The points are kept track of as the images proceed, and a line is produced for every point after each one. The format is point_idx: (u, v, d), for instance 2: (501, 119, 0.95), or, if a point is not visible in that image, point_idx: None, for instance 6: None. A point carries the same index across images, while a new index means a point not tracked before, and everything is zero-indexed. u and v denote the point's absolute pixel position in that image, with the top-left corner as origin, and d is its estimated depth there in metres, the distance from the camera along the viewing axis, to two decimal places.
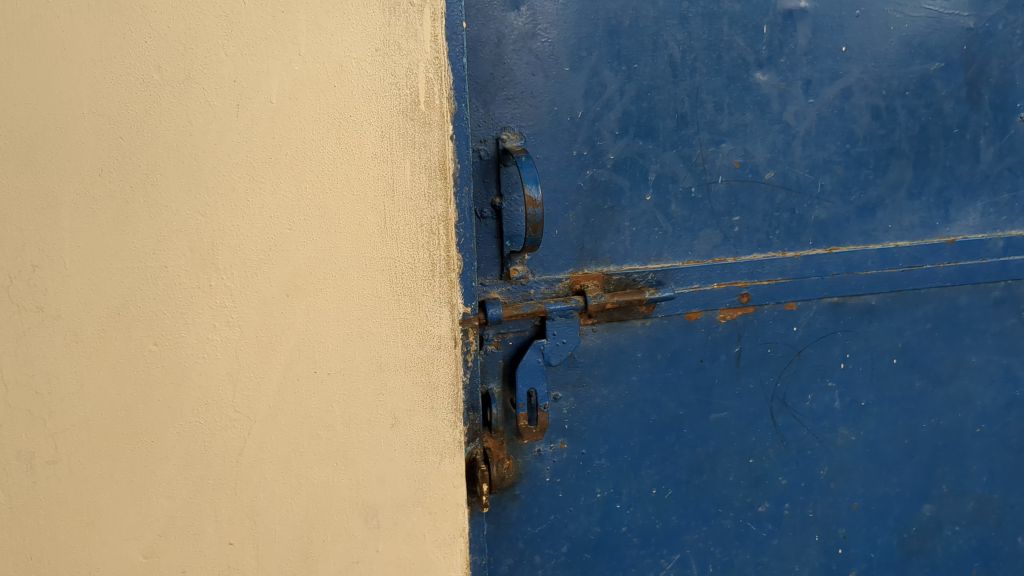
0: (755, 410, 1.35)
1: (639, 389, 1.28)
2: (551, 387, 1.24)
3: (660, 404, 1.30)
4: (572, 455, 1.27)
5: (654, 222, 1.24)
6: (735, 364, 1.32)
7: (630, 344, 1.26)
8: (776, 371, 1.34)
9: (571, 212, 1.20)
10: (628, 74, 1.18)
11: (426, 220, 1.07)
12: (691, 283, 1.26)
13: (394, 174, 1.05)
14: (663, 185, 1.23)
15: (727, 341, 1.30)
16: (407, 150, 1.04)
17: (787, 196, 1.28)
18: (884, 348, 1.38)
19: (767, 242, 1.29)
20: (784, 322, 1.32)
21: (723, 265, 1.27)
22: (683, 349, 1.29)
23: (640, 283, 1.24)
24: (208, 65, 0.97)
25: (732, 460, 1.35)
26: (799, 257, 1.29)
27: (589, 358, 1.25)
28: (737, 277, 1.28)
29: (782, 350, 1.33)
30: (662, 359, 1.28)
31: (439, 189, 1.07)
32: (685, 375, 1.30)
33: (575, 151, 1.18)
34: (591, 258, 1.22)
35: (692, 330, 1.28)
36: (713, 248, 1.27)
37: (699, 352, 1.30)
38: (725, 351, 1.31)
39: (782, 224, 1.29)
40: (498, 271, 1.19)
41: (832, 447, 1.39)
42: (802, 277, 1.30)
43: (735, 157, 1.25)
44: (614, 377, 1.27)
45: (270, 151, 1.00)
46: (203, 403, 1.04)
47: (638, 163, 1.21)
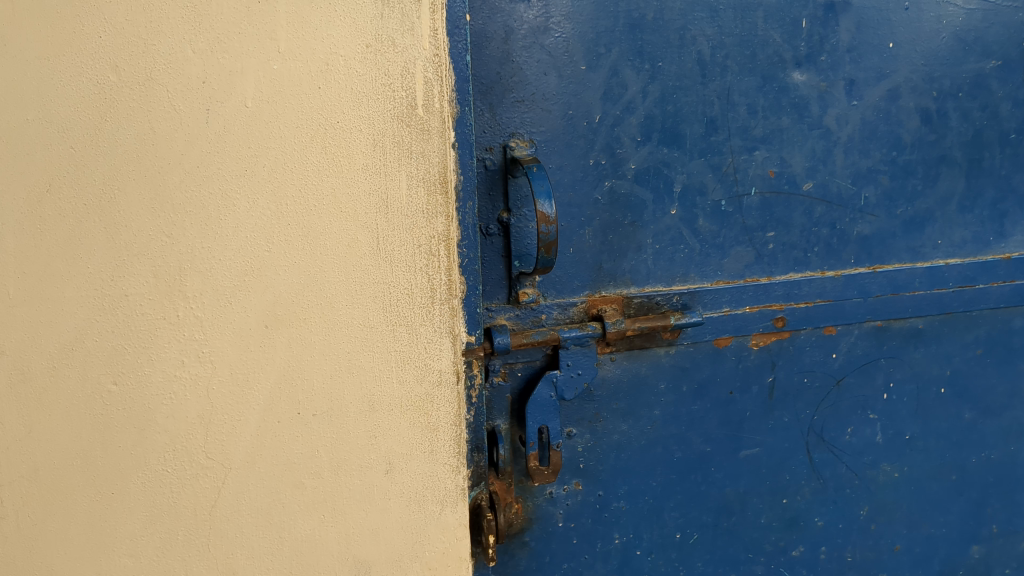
0: (788, 445, 1.22)
1: (661, 424, 1.16)
2: (565, 422, 1.11)
3: (685, 440, 1.17)
4: (588, 497, 1.15)
5: (679, 238, 1.11)
6: (768, 396, 1.19)
7: (652, 374, 1.13)
8: (813, 403, 1.21)
9: (587, 227, 1.07)
10: (652, 73, 1.05)
11: (424, 241, 0.94)
12: (721, 307, 1.13)
13: (388, 188, 0.91)
14: (690, 198, 1.10)
15: (759, 370, 1.18)
16: (402, 161, 0.91)
17: (827, 210, 1.15)
18: (931, 376, 1.25)
19: (804, 260, 1.16)
20: (823, 349, 1.19)
21: (757, 286, 1.14)
22: (710, 380, 1.16)
23: (664, 306, 1.11)
24: (172, 63, 0.84)
25: (764, 501, 1.22)
26: (840, 276, 1.16)
27: (607, 389, 1.12)
28: (772, 300, 1.15)
29: (820, 380, 1.21)
30: (687, 391, 1.15)
31: (440, 204, 0.94)
32: (713, 409, 1.17)
33: (592, 159, 1.05)
34: (610, 280, 1.10)
35: (722, 359, 1.16)
36: (745, 267, 1.14)
37: (729, 383, 1.17)
38: (757, 381, 1.18)
39: (822, 239, 1.16)
40: (505, 294, 1.06)
41: (873, 485, 1.26)
42: (843, 299, 1.17)
43: (770, 166, 1.12)
44: (634, 411, 1.14)
45: (245, 163, 0.87)
46: (171, 448, 0.92)
47: (662, 173, 1.08)
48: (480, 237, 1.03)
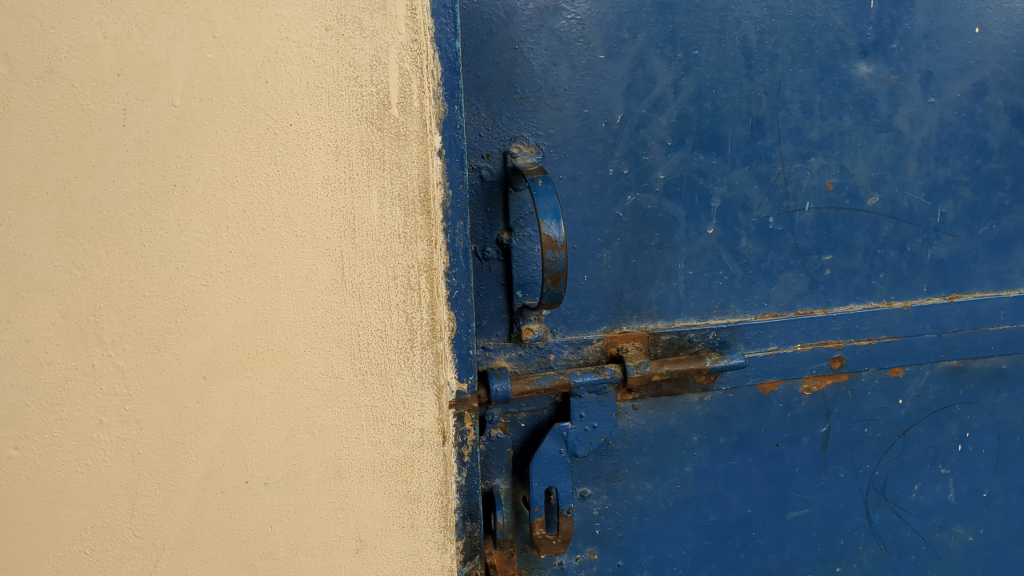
0: (843, 506, 1.04)
1: (693, 482, 0.98)
2: (577, 481, 0.94)
3: (722, 501, 1.00)
4: (605, 568, 0.97)
5: (718, 263, 0.92)
6: (821, 448, 1.01)
7: (682, 424, 0.96)
8: (873, 456, 1.03)
9: (606, 250, 0.88)
10: (686, 63, 0.86)
11: (400, 272, 0.76)
12: (767, 345, 0.94)
13: (355, 207, 0.73)
14: (731, 214, 0.91)
15: (811, 419, 0.99)
16: (371, 173, 0.73)
17: (896, 228, 0.96)
18: (1011, 424, 1.07)
19: (867, 288, 0.97)
20: (887, 394, 1.01)
21: (810, 320, 0.95)
22: (753, 430, 0.98)
23: (698, 344, 0.93)
24: (79, 48, 0.65)
25: (814, 570, 1.04)
26: (910, 308, 0.98)
27: (629, 442, 0.95)
28: (827, 335, 0.96)
29: (882, 430, 1.02)
30: (725, 443, 0.98)
31: (421, 225, 0.76)
32: (756, 465, 0.99)
33: (612, 168, 0.87)
34: (632, 312, 0.91)
35: (767, 406, 0.98)
36: (796, 296, 0.95)
37: (775, 434, 0.99)
38: (809, 432, 1.00)
39: (888, 264, 0.97)
40: (506, 330, 0.88)
41: (942, 551, 1.08)
42: (913, 335, 0.99)
43: (828, 176, 0.93)
44: (661, 467, 0.97)
45: (175, 176, 0.69)
46: (89, 526, 0.74)
47: (698, 185, 0.90)
48: (475, 262, 0.86)
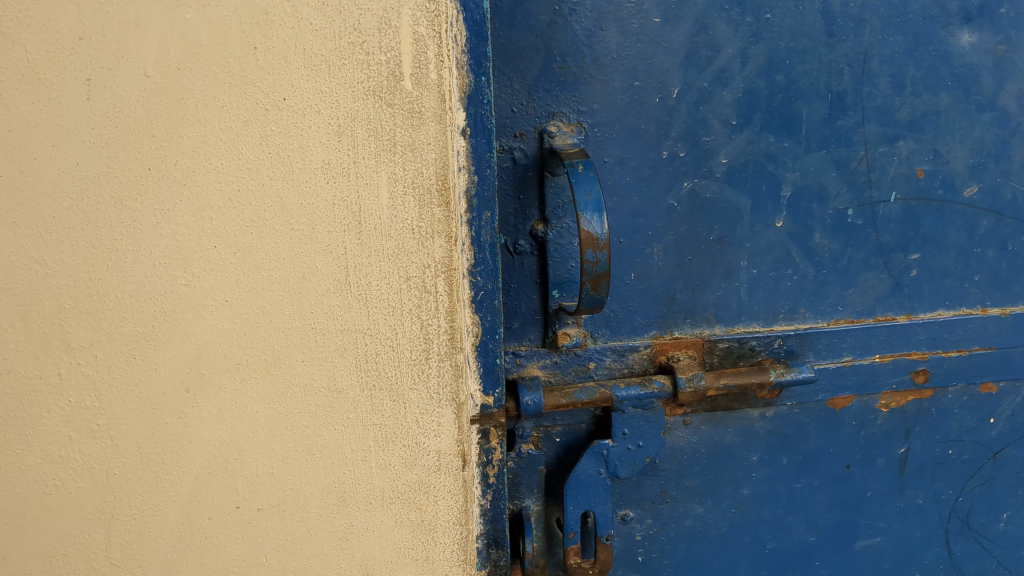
0: (921, 534, 0.92)
1: (750, 506, 0.87)
2: (618, 503, 0.83)
3: (783, 528, 0.88)
4: None
5: (786, 260, 0.80)
6: (898, 471, 0.89)
7: (740, 443, 0.85)
8: (957, 480, 0.91)
9: (657, 245, 0.77)
10: (756, 28, 0.74)
11: (413, 273, 0.65)
12: (840, 355, 0.83)
13: (360, 197, 0.63)
14: (803, 205, 0.79)
15: (888, 438, 0.88)
16: (379, 156, 0.62)
17: (995, 225, 0.84)
18: None
19: (959, 293, 0.85)
20: (977, 413, 0.90)
21: (892, 328, 0.83)
22: (820, 450, 0.87)
23: (761, 354, 0.81)
24: (33, 7, 0.55)
25: None
26: (1008, 315, 0.86)
27: (678, 462, 0.84)
28: (911, 346, 0.84)
29: (970, 452, 0.91)
30: (788, 464, 0.86)
31: (439, 219, 0.65)
32: (822, 488, 0.88)
33: (666, 151, 0.75)
34: (685, 316, 0.80)
35: (837, 424, 0.86)
36: (876, 300, 0.83)
37: (845, 454, 0.88)
38: (885, 453, 0.89)
39: (985, 265, 0.85)
40: (540, 333, 0.77)
41: None
42: (1010, 347, 0.87)
43: (918, 162, 0.80)
44: (714, 490, 0.86)
45: (149, 158, 0.59)
46: (57, 554, 0.65)
47: (766, 171, 0.77)
48: (504, 257, 0.75)
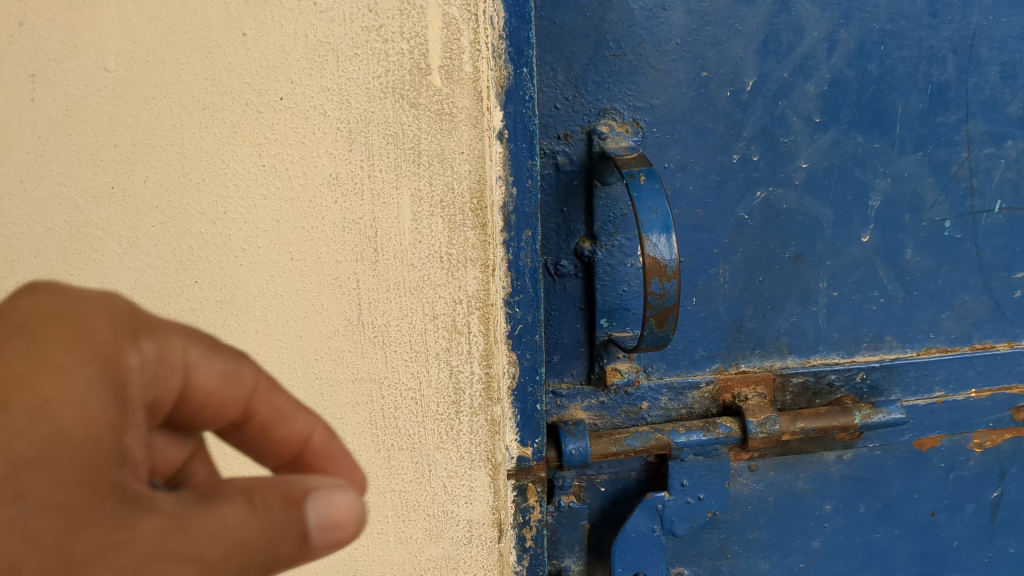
0: None
1: (822, 560, 0.76)
2: (671, 560, 0.72)
3: None
4: None
5: (871, 281, 0.69)
6: (990, 519, 0.78)
7: (812, 491, 0.74)
8: None
9: (723, 265, 0.66)
10: (847, 8, 0.62)
11: (442, 309, 0.53)
12: (932, 390, 0.72)
13: (375, 220, 0.51)
14: (894, 217, 0.68)
15: (979, 482, 0.77)
16: (400, 170, 0.50)
17: None
18: None
19: None
20: None
21: (991, 357, 0.72)
22: (903, 496, 0.76)
23: (841, 391, 0.70)
24: None
25: None
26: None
27: (741, 512, 0.73)
28: (1012, 378, 0.73)
29: None
30: (868, 513, 0.76)
31: (474, 244, 0.52)
32: (905, 539, 0.77)
33: (736, 154, 0.63)
34: (753, 346, 0.68)
35: (922, 466, 0.75)
36: (974, 326, 0.72)
37: (931, 500, 0.77)
38: (974, 499, 0.77)
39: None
40: (585, 369, 0.66)
41: None
42: None
43: None
44: (782, 543, 0.74)
45: (111, 171, 0.49)
46: None
47: (852, 178, 0.66)
48: (544, 280, 0.63)
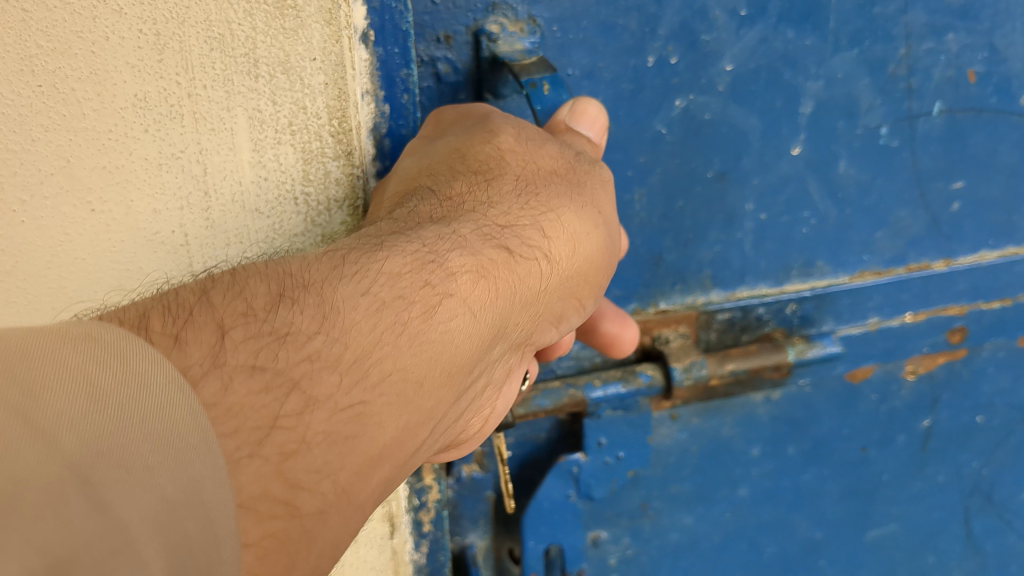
0: (939, 516, 0.86)
1: (747, 508, 0.78)
2: (590, 525, 0.72)
3: (785, 528, 0.81)
4: None
5: (802, 199, 0.68)
6: (921, 447, 0.82)
7: (739, 435, 0.75)
8: (982, 451, 0.85)
9: (638, 189, 0.62)
10: None
11: (292, 253, 0.51)
12: (867, 318, 0.74)
13: (206, 146, 0.46)
14: (827, 124, 0.66)
15: (911, 412, 0.81)
16: (231, 87, 0.45)
17: None
18: None
19: (1006, 228, 0.76)
20: (1012, 371, 0.83)
21: (926, 278, 0.74)
22: (832, 434, 0.79)
23: (768, 324, 0.71)
24: None
25: None
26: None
27: (663, 466, 0.73)
28: (948, 299, 0.76)
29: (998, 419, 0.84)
30: (795, 454, 0.78)
31: (337, 177, 0.51)
32: (834, 478, 0.80)
33: (652, 56, 0.58)
34: (674, 280, 0.67)
35: (855, 399, 0.78)
36: (909, 244, 0.73)
37: (861, 437, 0.80)
38: (905, 430, 0.81)
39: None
40: None
41: None
42: None
43: (969, 61, 0.67)
44: (706, 494, 0.76)
45: None
46: None
47: (782, 81, 0.63)
48: None
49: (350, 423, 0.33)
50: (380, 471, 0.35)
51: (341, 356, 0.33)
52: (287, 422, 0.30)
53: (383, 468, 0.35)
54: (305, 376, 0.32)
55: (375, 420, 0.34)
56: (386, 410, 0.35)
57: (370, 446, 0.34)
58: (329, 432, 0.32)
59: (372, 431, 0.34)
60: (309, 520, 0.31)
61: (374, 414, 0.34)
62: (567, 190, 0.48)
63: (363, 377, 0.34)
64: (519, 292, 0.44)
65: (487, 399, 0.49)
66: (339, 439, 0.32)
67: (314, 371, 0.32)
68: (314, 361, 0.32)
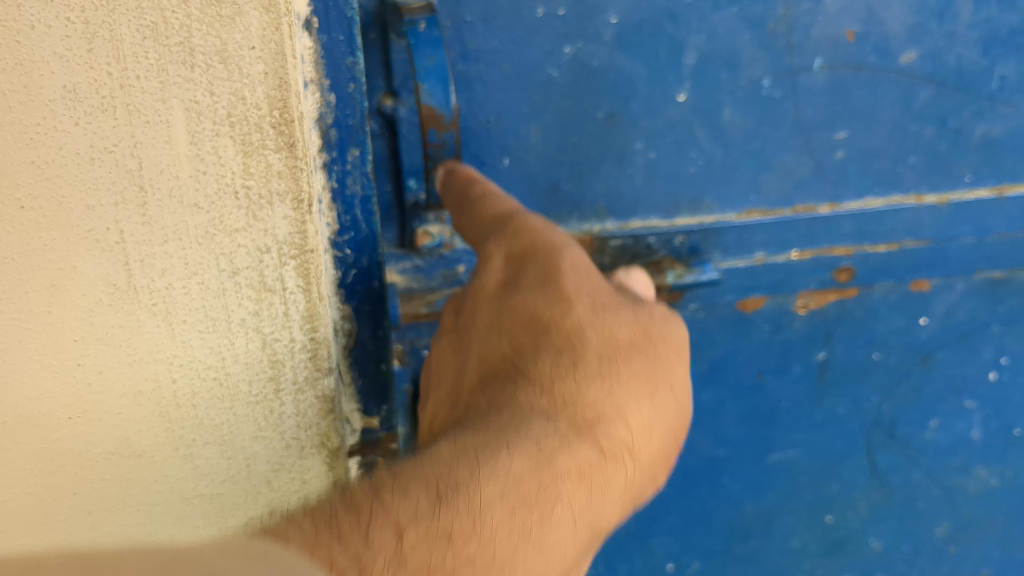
0: (840, 445, 0.93)
1: None
2: None
3: (690, 446, 0.89)
4: None
5: (689, 141, 0.72)
6: (816, 378, 0.88)
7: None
8: (881, 388, 0.90)
9: (533, 125, 0.67)
10: None
11: (234, 248, 0.49)
12: (753, 252, 0.78)
13: (139, 141, 0.44)
14: (710, 74, 0.69)
15: (806, 343, 0.85)
16: (165, 77, 0.43)
17: (936, 95, 0.73)
18: None
19: (892, 176, 0.77)
20: (906, 313, 0.86)
21: (810, 220, 0.77)
22: (730, 356, 0.84)
23: (660, 253, 0.76)
24: None
25: (800, 519, 0.97)
26: (946, 204, 0.79)
27: None
28: (837, 240, 0.79)
29: (896, 355, 0.88)
30: (698, 373, 0.84)
31: (280, 171, 0.49)
32: (732, 399, 0.87)
33: (541, 7, 0.62)
34: (571, 208, 0.72)
35: (748, 327, 0.83)
36: (795, 187, 0.76)
37: (757, 363, 0.86)
38: (800, 360, 0.87)
39: (922, 145, 0.76)
40: (397, 232, 0.68)
41: (961, 495, 0.99)
42: (948, 240, 0.81)
43: (849, 22, 0.68)
44: None
45: None
46: None
47: (665, 33, 0.66)
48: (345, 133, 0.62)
49: (538, 516, 0.43)
50: (577, 546, 0.45)
51: (495, 558, 0.39)
52: (500, 521, 0.41)
53: (570, 543, 0.45)
54: (490, 489, 0.42)
55: (562, 497, 0.45)
56: (563, 514, 0.44)
57: (564, 523, 0.44)
58: (522, 493, 0.43)
59: (563, 509, 0.44)
60: (535, 561, 0.42)
61: (563, 500, 0.45)
62: (596, 284, 0.55)
63: (541, 477, 0.44)
64: (575, 386, 0.50)
65: (629, 479, 0.50)
66: (540, 566, 0.42)
67: (517, 517, 0.42)
68: (514, 515, 0.42)
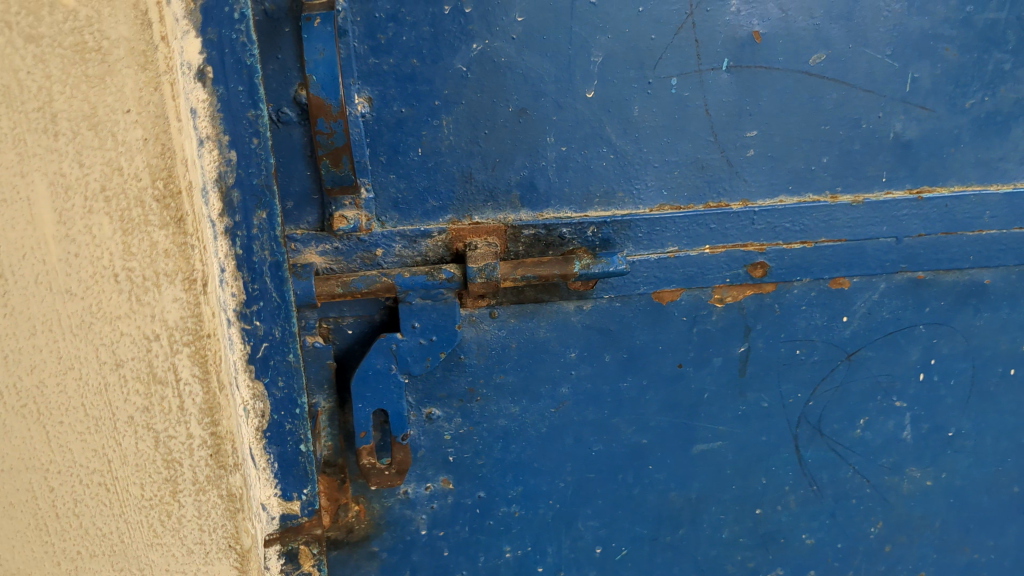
0: (767, 440, 0.87)
1: (570, 407, 0.81)
2: (421, 400, 0.78)
3: (609, 430, 0.83)
4: (462, 500, 0.81)
5: (597, 137, 0.73)
6: (738, 371, 0.83)
7: (556, 339, 0.78)
8: (807, 383, 0.86)
9: (446, 117, 0.69)
10: None
11: (117, 334, 0.56)
12: (665, 245, 0.76)
13: (30, 213, 0.53)
14: (619, 69, 0.71)
15: (725, 335, 0.82)
16: (24, 147, 0.52)
17: (849, 94, 0.76)
18: (993, 351, 0.88)
19: (807, 176, 0.78)
20: (827, 310, 0.83)
21: (721, 215, 0.76)
22: (648, 346, 0.81)
23: (573, 243, 0.75)
24: None
25: (727, 512, 0.88)
26: (861, 203, 0.78)
27: (485, 357, 0.77)
28: (746, 236, 0.77)
29: (819, 353, 0.85)
30: (613, 363, 0.80)
31: (166, 246, 0.55)
32: (653, 389, 0.82)
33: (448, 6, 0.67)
34: (485, 198, 0.73)
35: (665, 319, 0.80)
36: (706, 185, 0.76)
37: (676, 352, 0.81)
38: (721, 352, 0.82)
39: (835, 144, 0.77)
40: (319, 216, 0.70)
41: (892, 495, 0.91)
42: (864, 240, 0.79)
43: (756, 24, 0.72)
44: (529, 389, 0.79)
45: None
46: None
47: (571, 33, 0.70)
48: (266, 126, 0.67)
49: None
50: None
51: None
52: None
53: None
54: None
55: None
56: None
57: None
58: None
59: None
60: None
61: None
62: None
63: None
64: None
65: None
66: None
67: None
68: None
